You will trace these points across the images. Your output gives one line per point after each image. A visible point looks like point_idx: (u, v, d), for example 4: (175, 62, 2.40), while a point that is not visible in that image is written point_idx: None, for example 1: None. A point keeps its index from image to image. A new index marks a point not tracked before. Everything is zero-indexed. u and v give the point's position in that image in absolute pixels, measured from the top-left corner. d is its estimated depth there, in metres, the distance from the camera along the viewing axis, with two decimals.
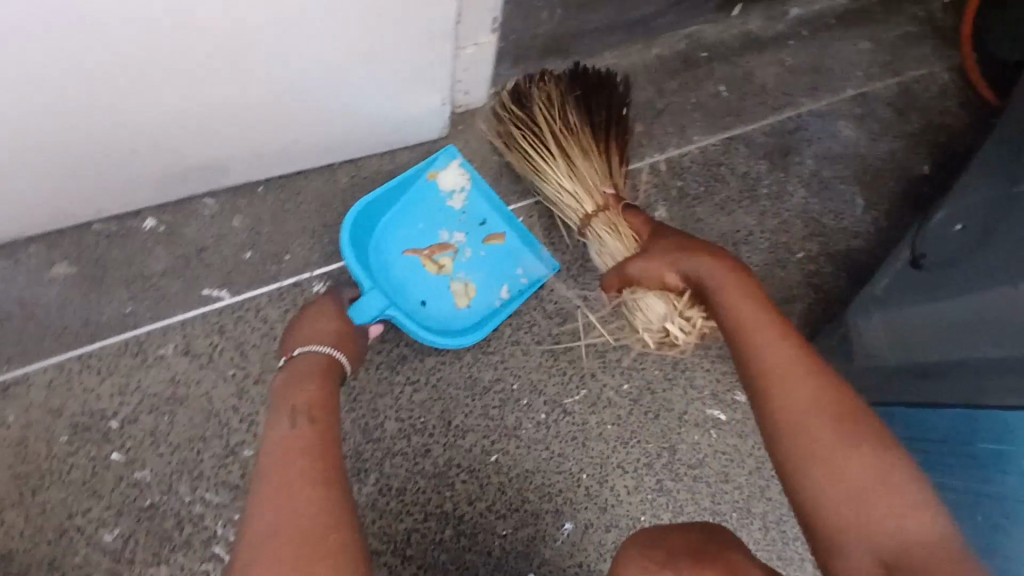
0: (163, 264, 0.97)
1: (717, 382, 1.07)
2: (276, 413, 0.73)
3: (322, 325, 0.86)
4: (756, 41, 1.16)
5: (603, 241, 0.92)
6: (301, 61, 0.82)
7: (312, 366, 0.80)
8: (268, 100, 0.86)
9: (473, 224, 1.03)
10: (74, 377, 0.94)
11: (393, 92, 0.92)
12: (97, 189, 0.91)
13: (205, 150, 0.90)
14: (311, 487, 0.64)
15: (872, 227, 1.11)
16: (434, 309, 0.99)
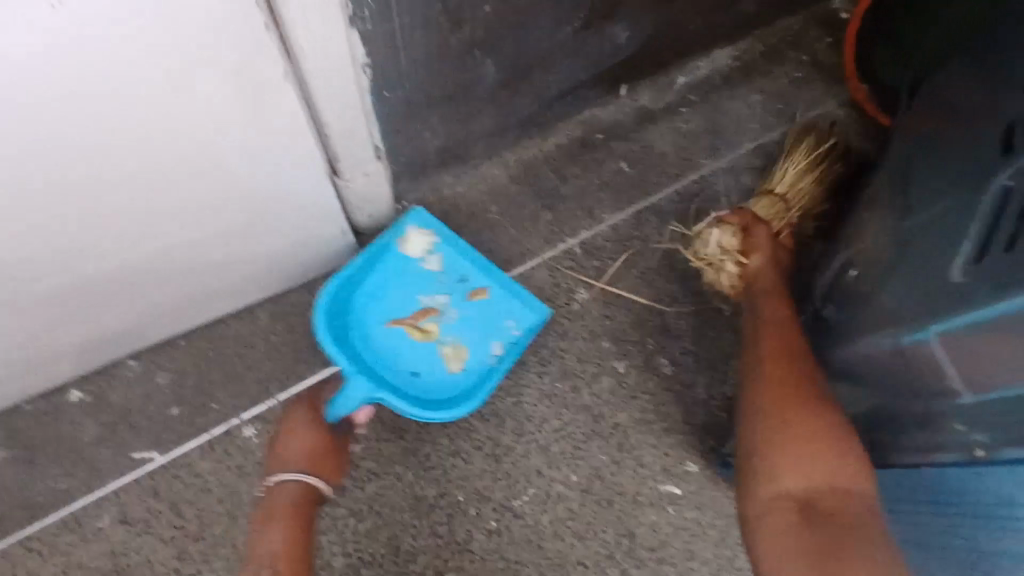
0: (93, 433, 0.98)
1: (667, 457, 1.04)
2: (252, 552, 0.87)
3: (296, 447, 0.92)
4: (650, 114, 1.19)
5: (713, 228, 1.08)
6: (180, 229, 0.80)
7: (286, 496, 0.90)
8: (153, 266, 0.84)
9: (453, 283, 1.03)
10: (15, 564, 0.93)
11: (286, 234, 0.91)
12: (12, 376, 0.92)
13: (109, 318, 0.90)
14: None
15: (793, 274, 1.13)
16: (427, 377, 1.00)
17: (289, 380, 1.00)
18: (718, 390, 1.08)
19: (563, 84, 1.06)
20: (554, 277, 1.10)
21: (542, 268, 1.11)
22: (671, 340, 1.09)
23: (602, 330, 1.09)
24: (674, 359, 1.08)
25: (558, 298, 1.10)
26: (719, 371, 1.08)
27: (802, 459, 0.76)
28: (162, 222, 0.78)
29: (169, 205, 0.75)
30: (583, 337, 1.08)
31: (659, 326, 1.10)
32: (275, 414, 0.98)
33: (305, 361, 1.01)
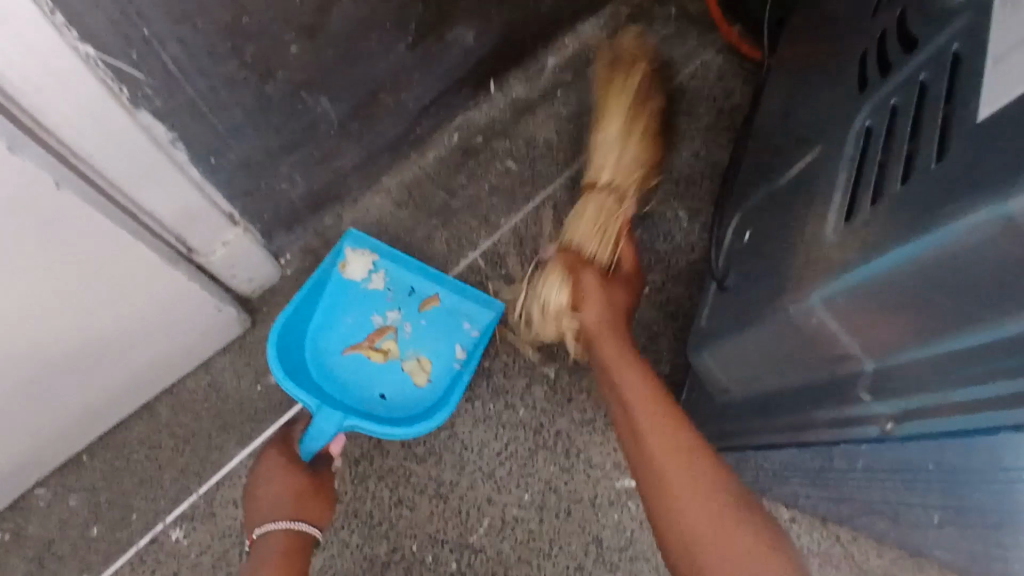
0: (18, 574, 0.93)
1: (616, 452, 1.01)
2: None
3: (276, 491, 0.86)
4: (526, 104, 1.14)
5: (582, 214, 1.02)
6: (28, 359, 0.76)
7: (271, 547, 0.83)
8: (13, 403, 0.80)
9: (402, 297, 1.01)
10: None
11: (156, 331, 0.86)
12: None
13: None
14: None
15: (705, 235, 1.09)
16: (394, 397, 0.97)
17: (208, 470, 0.95)
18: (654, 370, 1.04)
19: (421, 98, 1.01)
20: None
21: None
22: None
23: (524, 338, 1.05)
24: None
25: None
26: (650, 351, 1.05)
27: (704, 497, 0.64)
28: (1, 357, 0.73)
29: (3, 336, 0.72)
30: (506, 350, 1.04)
31: None
32: (201, 509, 0.93)
33: (220, 447, 0.96)
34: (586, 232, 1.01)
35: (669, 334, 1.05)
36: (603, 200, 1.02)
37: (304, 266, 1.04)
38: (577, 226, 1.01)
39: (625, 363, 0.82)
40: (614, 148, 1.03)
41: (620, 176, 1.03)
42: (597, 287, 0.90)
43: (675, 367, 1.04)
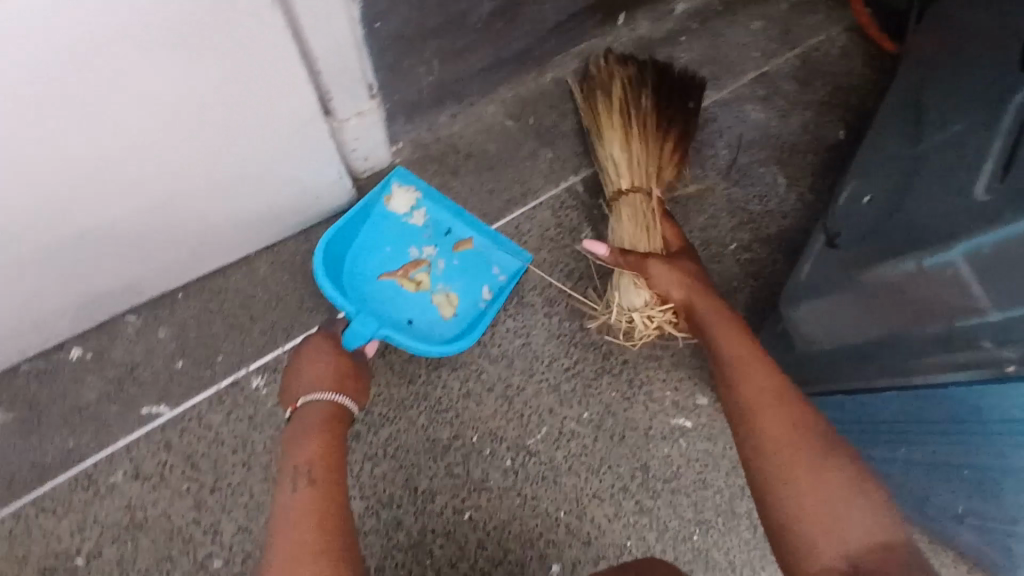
0: (98, 391, 0.96)
1: (676, 391, 1.05)
2: (281, 473, 0.77)
3: (320, 369, 0.87)
4: (649, 44, 1.15)
5: (619, 219, 0.97)
6: (171, 180, 0.79)
7: (313, 417, 0.83)
8: (142, 219, 0.83)
9: (439, 235, 1.02)
10: (31, 522, 0.94)
11: (281, 184, 0.89)
12: (9, 335, 0.90)
13: (102, 273, 0.88)
14: (315, 542, 0.68)
15: (800, 204, 1.11)
16: (422, 325, 0.98)
17: (294, 329, 0.98)
18: None
19: (560, 13, 1.02)
20: (558, 217, 1.07)
21: (544, 208, 1.07)
22: None
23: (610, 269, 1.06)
24: None
25: (562, 238, 1.07)
26: (726, 305, 1.06)
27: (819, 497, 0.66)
28: (152, 171, 0.76)
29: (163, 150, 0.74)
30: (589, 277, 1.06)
31: None
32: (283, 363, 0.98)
33: (308, 311, 0.99)
34: (629, 232, 0.96)
35: (747, 293, 1.07)
36: (637, 203, 0.96)
37: (412, 156, 1.06)
38: (620, 239, 0.97)
39: (716, 316, 0.85)
40: (617, 164, 0.98)
41: (631, 171, 0.97)
42: (665, 270, 0.89)
43: (748, 324, 1.06)
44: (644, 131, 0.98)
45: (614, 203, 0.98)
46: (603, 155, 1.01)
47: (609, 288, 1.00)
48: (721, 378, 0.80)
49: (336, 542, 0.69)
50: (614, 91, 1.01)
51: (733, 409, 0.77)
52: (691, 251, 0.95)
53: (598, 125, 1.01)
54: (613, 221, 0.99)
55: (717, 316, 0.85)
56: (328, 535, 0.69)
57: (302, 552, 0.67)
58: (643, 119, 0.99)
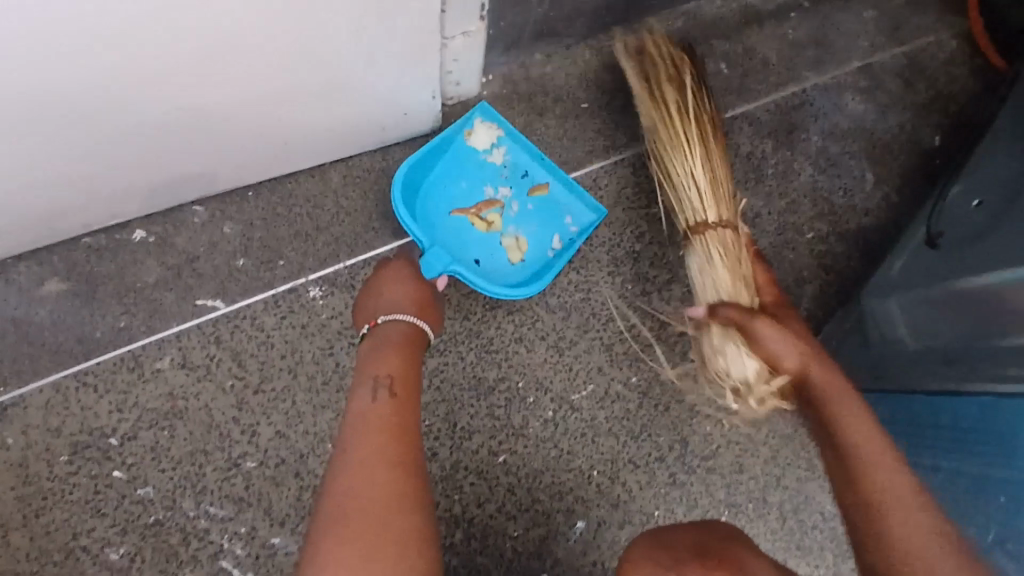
0: (156, 276, 0.96)
1: None
2: (359, 380, 0.76)
3: (407, 293, 0.85)
4: (756, 15, 1.12)
5: (711, 261, 0.89)
6: (280, 69, 0.80)
7: (396, 333, 0.82)
8: (241, 107, 0.83)
9: (515, 178, 1.00)
10: (70, 395, 0.93)
11: (376, 91, 0.90)
12: (80, 204, 0.90)
13: (185, 158, 0.89)
14: (386, 460, 0.67)
15: (884, 204, 1.08)
16: (489, 266, 0.96)
17: (358, 247, 0.98)
18: None
19: None
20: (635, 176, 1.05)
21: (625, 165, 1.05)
22: None
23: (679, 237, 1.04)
24: None
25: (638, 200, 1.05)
26: (793, 293, 1.04)
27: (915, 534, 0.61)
28: (267, 56, 0.77)
29: (283, 36, 0.75)
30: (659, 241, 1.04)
31: None
32: (343, 278, 0.98)
33: (374, 231, 0.99)
34: (702, 187, 0.92)
35: (816, 285, 1.04)
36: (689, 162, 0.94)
37: (499, 92, 1.04)
38: (692, 199, 0.93)
39: (839, 391, 0.74)
40: (700, 184, 0.92)
41: (716, 202, 0.92)
42: (775, 334, 0.78)
43: (811, 317, 1.03)
44: (687, 138, 0.94)
45: (700, 239, 0.91)
46: (678, 177, 0.94)
47: (705, 350, 0.91)
48: (840, 467, 0.70)
49: (406, 463, 0.68)
50: (682, 80, 0.97)
51: (864, 524, 0.65)
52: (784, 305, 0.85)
53: (675, 135, 0.95)
54: (694, 257, 0.92)
55: (840, 391, 0.73)
56: (401, 451, 0.68)
57: (375, 463, 0.66)
58: (703, 132, 0.94)
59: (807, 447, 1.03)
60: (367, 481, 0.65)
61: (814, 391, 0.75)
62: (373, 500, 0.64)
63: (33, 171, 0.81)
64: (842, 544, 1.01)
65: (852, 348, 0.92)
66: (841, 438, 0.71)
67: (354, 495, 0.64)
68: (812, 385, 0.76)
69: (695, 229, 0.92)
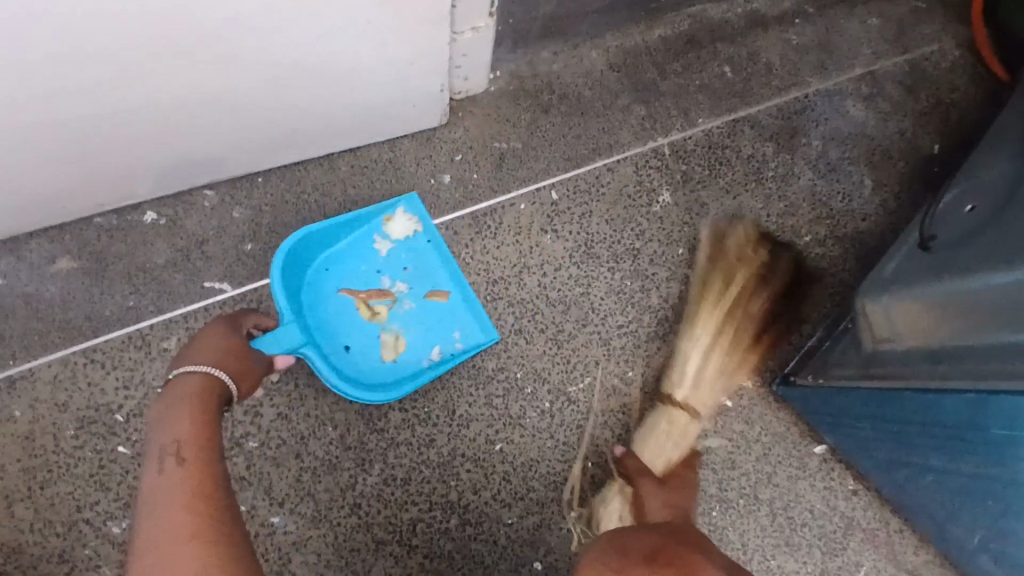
0: (166, 257, 0.98)
1: (723, 368, 1.04)
2: (146, 454, 0.66)
3: (202, 350, 0.75)
4: (761, 20, 1.14)
5: (647, 431, 1.01)
6: (289, 58, 0.82)
7: (187, 389, 0.71)
8: (250, 90, 0.85)
9: (417, 276, 1.00)
10: (78, 370, 0.95)
11: (385, 82, 0.92)
12: (91, 184, 0.92)
13: (195, 142, 0.91)
14: (182, 540, 0.57)
15: (881, 209, 1.10)
16: (358, 354, 0.96)
17: None
18: (786, 314, 1.06)
19: None
20: (638, 175, 1.06)
21: (628, 162, 1.06)
22: (747, 257, 1.06)
23: (679, 236, 1.06)
24: (746, 277, 1.06)
25: (639, 198, 1.06)
26: (790, 295, 1.06)
27: None
28: (277, 38, 0.79)
29: (293, 19, 0.77)
30: (659, 240, 1.05)
31: (737, 242, 1.06)
32: None
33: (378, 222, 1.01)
34: (699, 371, 1.02)
35: (811, 287, 1.06)
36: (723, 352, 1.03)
37: (507, 87, 1.06)
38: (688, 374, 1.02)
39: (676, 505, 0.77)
40: (687, 362, 1.02)
41: (700, 381, 1.02)
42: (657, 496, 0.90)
43: (806, 318, 1.05)
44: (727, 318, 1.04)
45: (661, 408, 1.02)
46: (676, 355, 1.03)
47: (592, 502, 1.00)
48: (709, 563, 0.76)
49: (207, 535, 0.58)
50: (728, 262, 1.05)
51: None
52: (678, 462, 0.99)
53: (688, 314, 1.04)
54: (645, 421, 1.01)
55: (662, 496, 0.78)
56: (197, 522, 0.59)
57: (171, 551, 0.57)
58: (734, 309, 1.04)
59: (799, 446, 1.04)
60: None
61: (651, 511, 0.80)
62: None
63: (45, 146, 0.82)
64: (830, 542, 1.01)
65: (846, 348, 0.93)
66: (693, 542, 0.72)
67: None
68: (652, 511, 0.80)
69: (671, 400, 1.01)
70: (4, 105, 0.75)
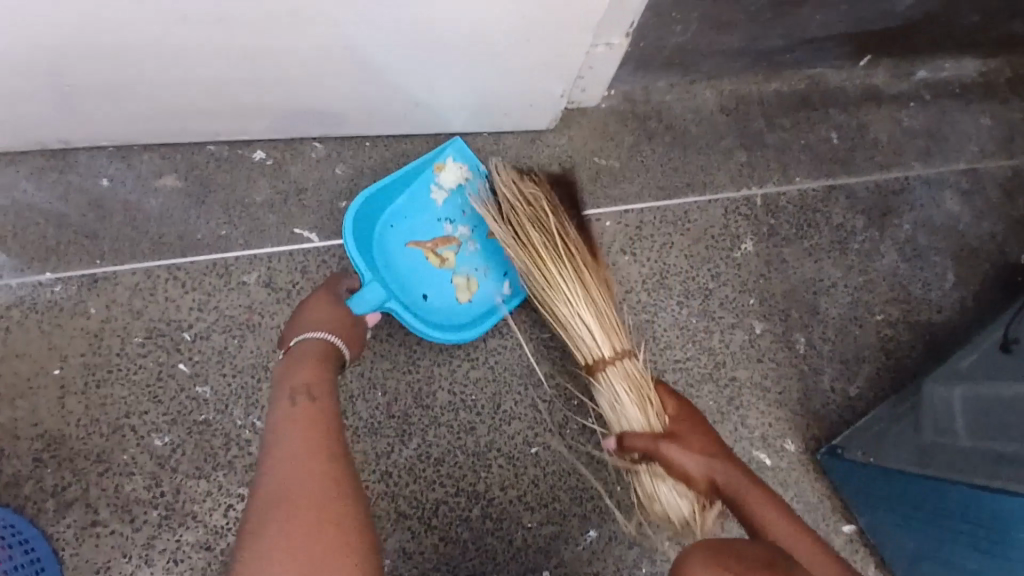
0: (264, 197, 1.03)
1: (770, 426, 1.02)
2: (277, 390, 0.78)
3: (318, 318, 0.86)
4: (877, 95, 1.15)
5: (622, 398, 0.89)
6: (428, 37, 0.85)
7: (308, 349, 0.82)
8: (384, 57, 0.88)
9: (479, 218, 1.03)
10: (158, 284, 1.00)
11: (513, 76, 0.95)
12: (215, 114, 0.96)
13: (320, 95, 0.94)
14: (312, 467, 0.69)
15: (958, 305, 1.09)
16: (435, 302, 1.00)
17: None
18: (842, 387, 1.05)
19: (814, 32, 1.04)
20: (726, 219, 1.07)
21: (718, 205, 1.07)
22: (816, 322, 1.06)
23: (753, 286, 1.06)
24: (811, 341, 1.05)
25: (722, 240, 1.06)
26: (850, 368, 1.06)
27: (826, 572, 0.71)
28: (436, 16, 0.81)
29: (455, 6, 0.79)
30: (732, 285, 1.05)
31: (809, 304, 1.06)
32: None
33: None
34: (591, 312, 0.91)
35: (873, 366, 1.06)
36: (630, 371, 0.90)
37: (617, 107, 1.09)
38: (593, 343, 0.91)
39: (756, 496, 0.79)
40: (592, 326, 0.91)
41: (612, 335, 0.91)
42: (682, 453, 0.82)
43: (862, 395, 1.05)
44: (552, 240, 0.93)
45: (604, 377, 0.90)
46: (573, 327, 0.91)
47: (641, 495, 0.92)
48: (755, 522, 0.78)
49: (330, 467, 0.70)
50: (546, 217, 0.94)
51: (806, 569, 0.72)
52: (691, 410, 0.89)
53: (547, 278, 0.92)
54: (604, 395, 0.91)
55: (731, 474, 0.81)
56: (322, 448, 0.71)
57: (300, 468, 0.69)
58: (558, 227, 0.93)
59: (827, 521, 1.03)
60: (295, 491, 0.67)
61: (726, 491, 0.81)
62: (307, 496, 0.67)
63: (184, 71, 0.86)
64: None
65: (902, 430, 0.92)
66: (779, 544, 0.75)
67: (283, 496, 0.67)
68: (727, 494, 0.81)
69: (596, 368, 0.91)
70: (158, 28, 0.78)
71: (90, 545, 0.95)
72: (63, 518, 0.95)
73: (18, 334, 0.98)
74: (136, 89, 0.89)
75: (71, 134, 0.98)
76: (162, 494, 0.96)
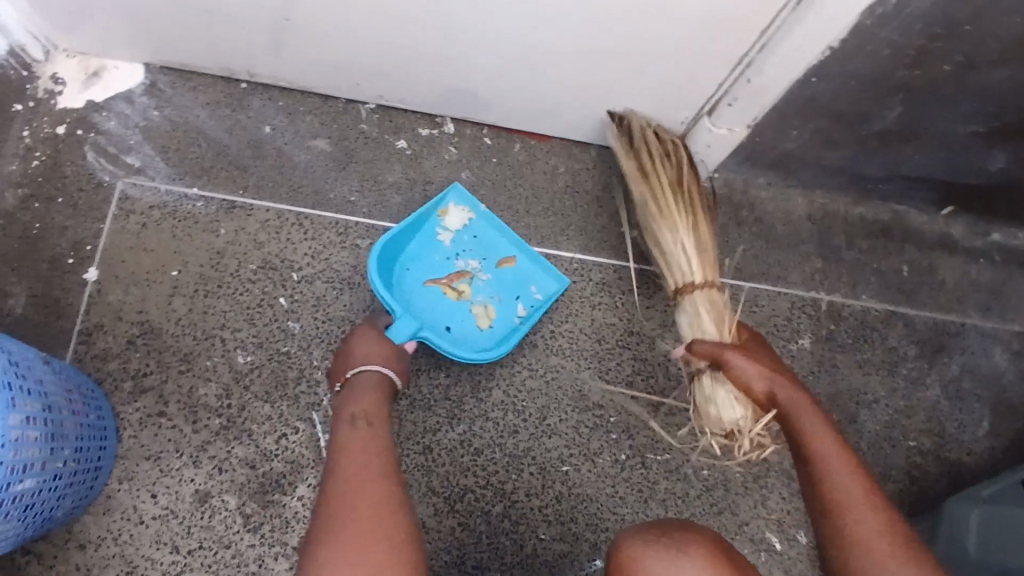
0: (396, 179, 1.16)
1: (788, 514, 1.09)
2: (338, 418, 0.84)
3: (369, 353, 0.90)
4: (951, 244, 1.25)
5: (700, 316, 0.96)
6: (582, 58, 1.00)
7: (363, 383, 0.87)
8: (542, 66, 1.03)
9: (484, 250, 1.11)
10: (285, 225, 1.12)
11: (659, 77, 1.02)
12: (387, 78, 1.12)
13: (479, 85, 1.09)
14: (374, 492, 0.76)
15: (988, 452, 1.14)
16: (461, 333, 1.07)
17: (547, 242, 1.17)
18: None
19: (908, 172, 1.15)
20: (790, 312, 1.16)
21: (786, 298, 1.17)
22: (852, 429, 1.12)
23: (801, 379, 1.13)
24: None
25: (783, 330, 1.15)
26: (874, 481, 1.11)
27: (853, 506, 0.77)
28: (584, 8, 0.91)
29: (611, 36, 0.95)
30: None
31: (849, 411, 1.13)
32: None
33: (568, 237, 1.17)
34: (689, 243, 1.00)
35: (897, 485, 1.11)
36: (714, 299, 0.98)
37: (717, 189, 1.21)
38: (680, 264, 1.00)
39: (826, 438, 0.81)
40: (689, 251, 1.00)
41: (706, 264, 1.00)
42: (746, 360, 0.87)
43: None
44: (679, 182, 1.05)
45: (690, 298, 0.98)
46: (670, 252, 1.01)
47: (696, 400, 0.97)
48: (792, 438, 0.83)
49: (388, 495, 0.77)
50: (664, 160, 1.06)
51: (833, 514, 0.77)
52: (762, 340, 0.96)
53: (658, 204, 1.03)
54: (686, 315, 0.98)
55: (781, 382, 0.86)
56: (382, 478, 0.78)
57: (360, 496, 0.76)
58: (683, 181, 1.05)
59: None
60: (353, 517, 0.74)
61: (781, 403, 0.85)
62: (366, 523, 0.74)
63: (381, 39, 1.03)
64: None
65: None
66: (831, 493, 0.78)
67: (351, 521, 0.74)
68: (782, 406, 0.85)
69: (682, 290, 0.99)
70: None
71: (149, 433, 1.03)
72: (134, 400, 1.04)
73: (153, 232, 1.11)
74: (332, 45, 1.06)
75: (258, 70, 1.15)
76: (229, 406, 1.05)
